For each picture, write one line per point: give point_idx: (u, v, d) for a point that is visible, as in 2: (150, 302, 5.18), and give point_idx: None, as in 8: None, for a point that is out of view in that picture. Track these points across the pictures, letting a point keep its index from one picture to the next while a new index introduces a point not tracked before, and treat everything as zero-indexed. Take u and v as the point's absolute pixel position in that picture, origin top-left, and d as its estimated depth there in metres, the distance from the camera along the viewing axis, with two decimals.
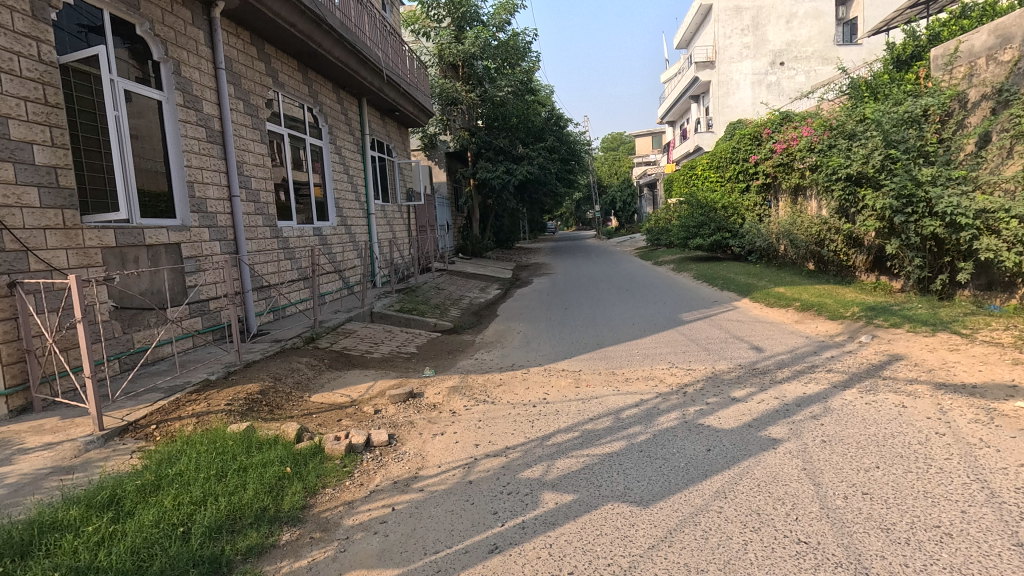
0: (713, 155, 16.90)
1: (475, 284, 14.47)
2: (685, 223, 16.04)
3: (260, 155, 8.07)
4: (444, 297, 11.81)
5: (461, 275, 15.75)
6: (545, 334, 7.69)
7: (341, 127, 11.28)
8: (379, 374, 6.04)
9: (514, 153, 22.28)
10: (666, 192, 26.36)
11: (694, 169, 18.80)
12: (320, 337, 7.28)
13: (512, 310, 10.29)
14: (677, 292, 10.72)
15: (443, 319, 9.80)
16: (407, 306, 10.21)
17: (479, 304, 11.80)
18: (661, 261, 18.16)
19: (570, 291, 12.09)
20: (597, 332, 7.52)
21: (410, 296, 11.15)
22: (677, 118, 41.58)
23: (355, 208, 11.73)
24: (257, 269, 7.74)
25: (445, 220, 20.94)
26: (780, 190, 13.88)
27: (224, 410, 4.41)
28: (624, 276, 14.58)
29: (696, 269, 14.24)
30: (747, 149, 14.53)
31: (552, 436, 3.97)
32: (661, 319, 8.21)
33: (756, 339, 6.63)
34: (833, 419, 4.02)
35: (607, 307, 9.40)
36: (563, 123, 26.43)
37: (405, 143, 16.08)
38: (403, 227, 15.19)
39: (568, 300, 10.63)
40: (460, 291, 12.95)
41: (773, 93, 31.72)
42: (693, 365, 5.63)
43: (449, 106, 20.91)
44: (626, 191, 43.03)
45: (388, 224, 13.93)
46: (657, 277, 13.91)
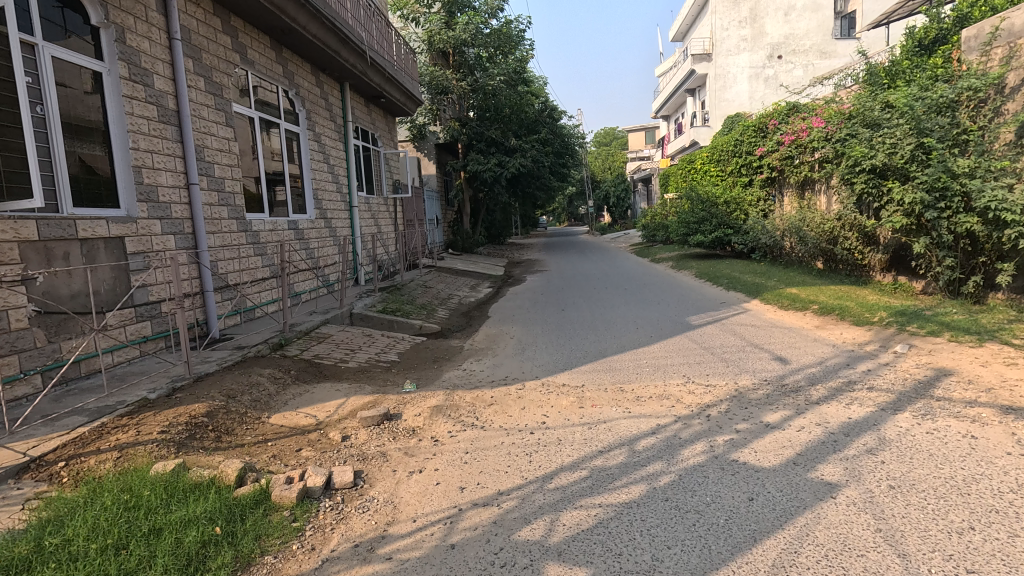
0: (714, 148, 16.23)
1: (465, 282, 13.69)
2: (685, 218, 15.36)
3: (225, 139, 7.25)
4: (431, 296, 11.03)
5: (451, 272, 14.95)
6: (541, 339, 6.96)
7: (320, 112, 10.44)
8: (352, 389, 5.27)
9: (506, 145, 21.45)
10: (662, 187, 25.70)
11: (694, 163, 18.11)
12: (289, 343, 6.49)
13: (504, 311, 9.56)
14: (682, 293, 10.02)
15: (429, 321, 9.02)
16: (391, 306, 9.42)
17: (469, 304, 11.03)
18: (659, 258, 17.48)
19: (566, 291, 11.36)
20: (599, 338, 6.79)
21: (394, 296, 10.36)
22: (672, 112, 40.90)
23: (335, 200, 10.91)
24: (220, 266, 6.92)
25: (434, 213, 20.12)
26: (786, 184, 13.24)
27: (156, 440, 3.63)
28: (622, 275, 13.88)
29: (697, 267, 13.56)
30: (752, 142, 13.86)
31: (554, 477, 3.24)
32: (667, 324, 7.49)
33: (777, 347, 5.94)
34: (894, 454, 3.32)
35: (607, 309, 8.67)
36: (556, 115, 25.66)
37: (391, 132, 15.23)
38: (389, 221, 14.38)
39: (564, 301, 9.90)
40: (449, 290, 12.16)
41: (771, 87, 31.13)
42: (711, 380, 4.92)
43: (438, 95, 20.06)
44: (620, 186, 42.33)
45: (372, 218, 13.10)
46: (656, 275, 13.22)
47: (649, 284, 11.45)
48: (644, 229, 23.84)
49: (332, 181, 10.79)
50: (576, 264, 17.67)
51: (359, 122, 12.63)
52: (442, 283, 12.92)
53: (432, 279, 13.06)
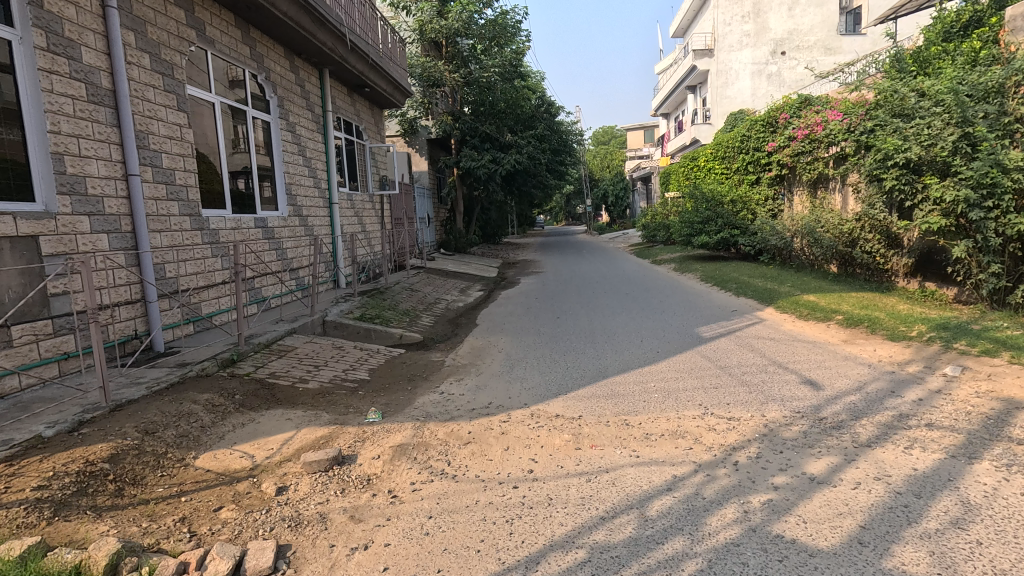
0: (719, 144, 15.47)
1: (454, 285, 12.86)
2: (689, 218, 14.55)
3: (177, 125, 6.40)
4: (416, 301, 10.19)
5: (441, 274, 14.12)
6: (534, 354, 6.15)
7: (295, 100, 9.60)
8: (306, 418, 4.44)
9: (501, 140, 20.60)
10: (663, 186, 24.92)
11: (698, 159, 17.30)
12: (244, 359, 5.66)
13: (495, 318, 8.75)
14: (689, 300, 9.20)
15: (410, 330, 8.20)
16: (370, 313, 8.59)
17: (458, 309, 10.21)
18: (660, 260, 16.69)
19: (562, 296, 10.55)
20: (599, 354, 5.98)
21: (375, 301, 9.53)
22: (672, 109, 40.15)
23: (312, 196, 10.06)
24: (167, 270, 6.07)
25: (425, 212, 19.27)
26: (797, 182, 12.48)
27: (26, 501, 2.79)
28: (622, 277, 13.09)
29: (702, 270, 12.78)
30: (761, 137, 13.05)
31: (542, 563, 2.43)
32: (674, 336, 6.68)
33: (804, 368, 5.14)
34: (990, 530, 2.51)
35: (608, 318, 7.86)
36: (554, 111, 24.85)
37: (378, 125, 14.38)
38: (375, 219, 13.55)
39: (561, 308, 9.08)
40: (437, 294, 11.33)
41: (774, 84, 30.36)
42: (732, 411, 4.11)
43: (430, 88, 19.21)
44: (618, 185, 41.52)
45: (355, 215, 12.26)
46: (658, 278, 12.43)
47: (652, 289, 10.65)
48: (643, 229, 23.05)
49: (309, 175, 9.94)
50: (573, 265, 16.87)
51: (341, 112, 11.78)
52: (430, 285, 12.10)
53: (419, 282, 12.24)
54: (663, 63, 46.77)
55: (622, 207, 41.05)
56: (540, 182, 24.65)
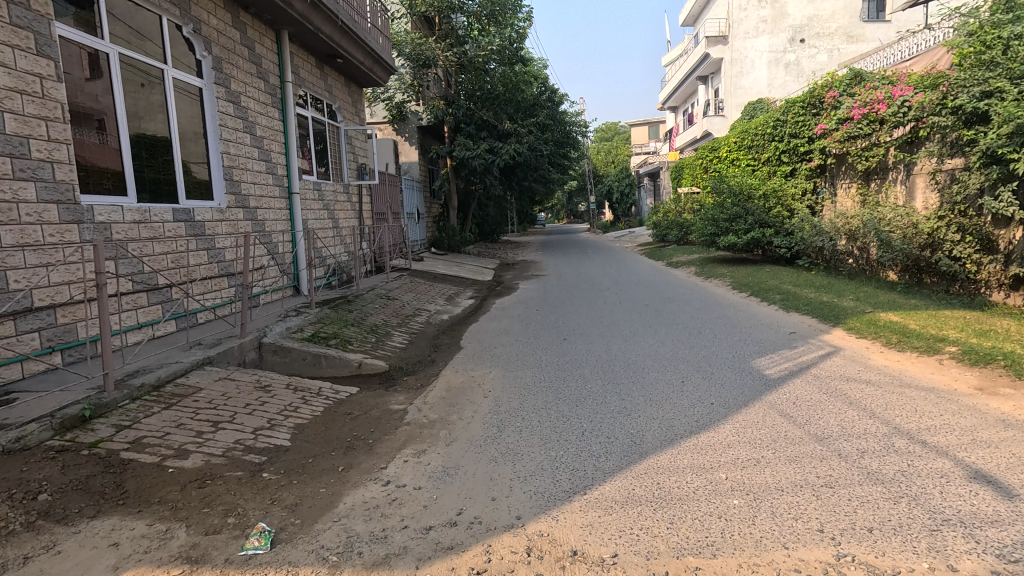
0: (746, 131, 13.71)
1: (441, 291, 11.07)
2: (713, 216, 12.71)
3: (36, 74, 4.56)
4: (390, 313, 8.40)
5: (426, 278, 12.32)
6: (536, 403, 4.35)
7: (241, 63, 7.77)
8: (144, 543, 2.60)
9: (499, 129, 18.57)
10: (676, 181, 23.09)
11: (720, 149, 15.46)
12: (104, 413, 3.83)
13: (487, 339, 6.96)
14: (728, 316, 7.40)
15: (374, 354, 6.38)
16: (325, 332, 6.79)
17: (441, 323, 8.40)
18: (676, 262, 14.88)
19: (570, 307, 8.76)
20: (628, 404, 4.19)
21: (337, 313, 7.74)
22: (680, 102, 38.36)
23: (263, 183, 8.23)
24: (10, 279, 4.26)
25: (414, 206, 17.46)
26: (843, 173, 10.72)
27: None
28: (638, 283, 11.29)
29: (731, 275, 10.95)
30: (802, 121, 11.20)
31: None
32: (726, 373, 4.87)
33: (953, 444, 3.31)
34: None
35: (632, 343, 6.07)
36: (557, 99, 23.03)
37: (357, 105, 12.53)
38: (350, 214, 11.73)
39: (569, 326, 7.30)
40: (419, 302, 9.52)
41: (792, 74, 28.48)
42: (891, 556, 2.28)
43: (421, 69, 17.37)
44: (624, 182, 39.45)
45: (323, 208, 10.45)
46: (682, 285, 10.63)
47: (676, 299, 8.86)
48: (654, 227, 21.20)
49: (258, 158, 8.10)
50: (578, 268, 15.08)
51: (306, 86, 9.94)
52: (412, 292, 10.30)
53: (399, 288, 10.44)
54: (671, 54, 44.85)
55: (628, 205, 39.16)
56: (541, 175, 22.75)
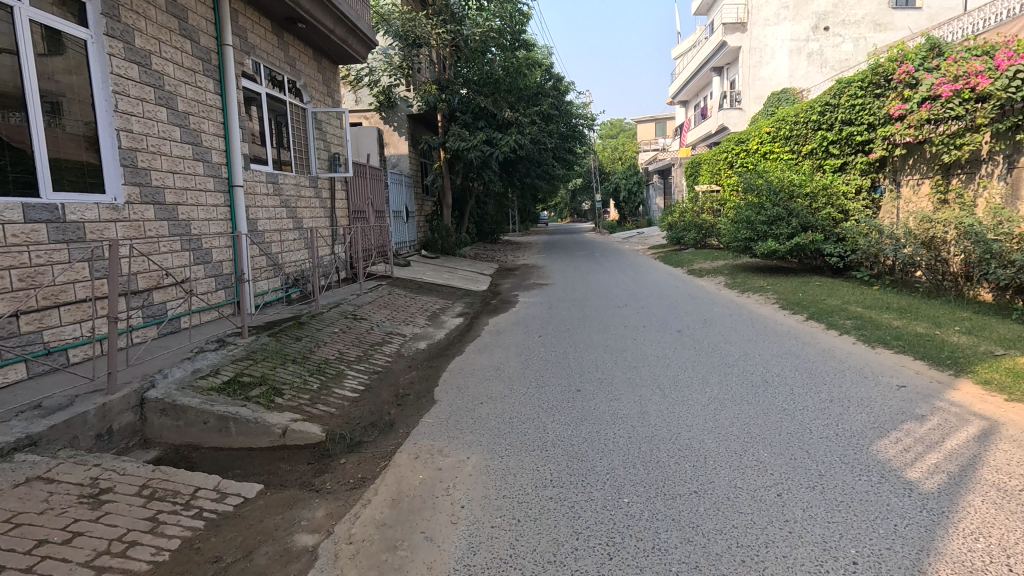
0: (783, 118, 11.87)
1: (424, 305, 9.23)
2: (748, 217, 10.83)
3: None
4: (350, 341, 6.56)
5: (409, 287, 10.50)
6: (541, 549, 2.52)
7: (154, 14, 5.91)
8: None
9: (499, 117, 16.69)
10: (692, 178, 21.22)
11: (753, 140, 13.53)
12: None
13: (472, 385, 5.13)
14: (794, 354, 5.57)
15: (307, 411, 4.54)
16: (249, 374, 4.99)
17: (415, 352, 6.60)
18: (698, 270, 13.05)
19: (584, 333, 6.93)
20: (703, 560, 2.38)
21: (277, 344, 5.91)
22: (692, 96, 36.37)
23: (188, 173, 6.40)
24: None
25: (402, 203, 15.63)
26: (914, 167, 8.91)
27: None
28: (661, 297, 9.46)
29: (774, 291, 9.10)
30: (861, 104, 9.32)
31: None
32: (846, 478, 3.02)
33: None
34: None
35: (676, 405, 4.26)
36: (562, 87, 21.17)
37: (329, 84, 10.68)
38: (318, 212, 9.94)
39: (583, 366, 5.48)
40: (393, 323, 7.69)
41: (815, 64, 26.54)
42: None
43: (410, 49, 15.45)
44: (631, 179, 36.98)
45: (280, 205, 8.63)
46: (715, 302, 8.80)
47: (716, 326, 7.04)
48: (669, 229, 19.28)
49: (179, 139, 6.26)
50: (588, 276, 13.22)
51: (256, 54, 8.08)
52: (385, 308, 8.46)
53: (372, 303, 8.62)
54: (682, 46, 42.82)
55: (635, 204, 36.94)
56: (544, 170, 20.83)
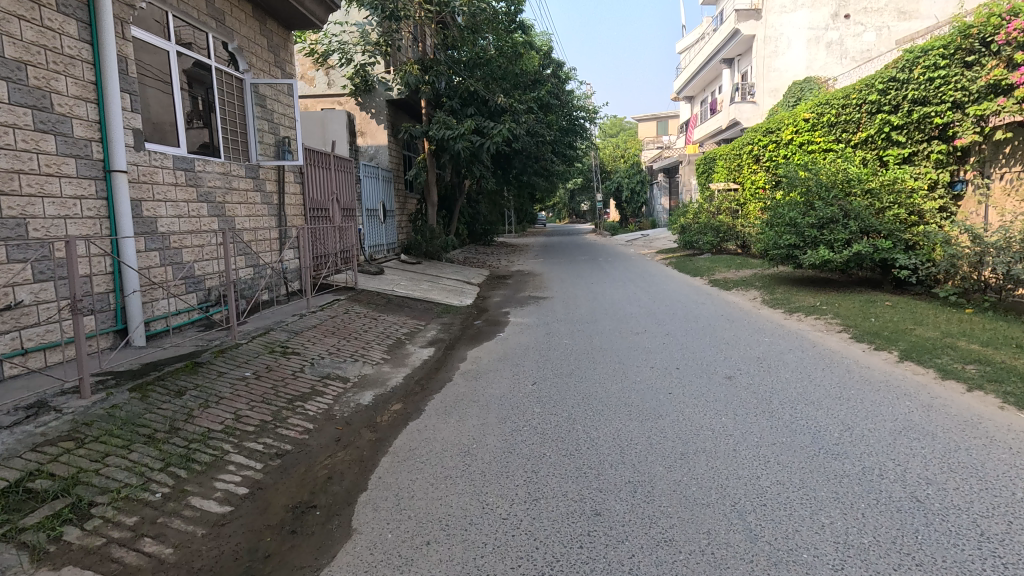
0: (828, 103, 9.97)
1: (387, 328, 7.23)
2: (792, 219, 8.85)
3: None
4: (258, 395, 4.52)
5: (373, 304, 8.48)
6: None
7: None
8: None
9: (491, 104, 14.74)
10: (704, 176, 19.33)
11: (788, 131, 11.62)
12: None
13: (421, 490, 3.15)
14: (927, 433, 3.60)
15: (114, 565, 2.51)
16: (44, 476, 2.98)
17: (354, 408, 4.61)
18: (721, 282, 11.12)
19: (597, 381, 4.95)
20: None
21: (133, 410, 3.89)
22: (699, 91, 34.48)
23: (23, 149, 4.42)
24: None
25: (378, 200, 13.65)
26: (1014, 156, 7.01)
27: None
28: (688, 320, 7.51)
29: (832, 314, 7.16)
30: (942, 77, 7.42)
31: None
32: None
33: None
34: None
35: (786, 571, 2.29)
36: (561, 73, 19.32)
37: (277, 51, 8.66)
38: (257, 208, 7.96)
39: (600, 453, 3.49)
40: (334, 359, 5.68)
41: (834, 55, 24.68)
42: None
43: (389, 25, 13.23)
44: (633, 178, 35.09)
45: (197, 199, 6.61)
46: (761, 328, 6.86)
47: (778, 371, 5.07)
48: (681, 232, 17.32)
49: (3, 98, 4.25)
50: (592, 286, 11.25)
51: None
52: (331, 335, 6.45)
53: (315, 328, 6.61)
54: (687, 39, 40.95)
55: (638, 204, 35.05)
56: (542, 166, 18.83)
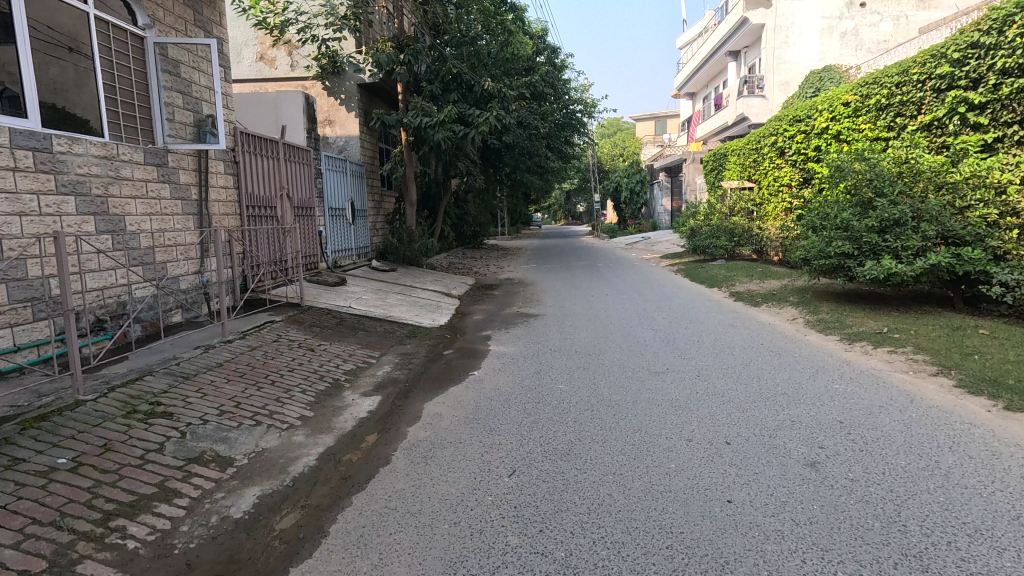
0: (882, 85, 8.29)
1: (324, 365, 5.47)
2: (843, 221, 7.03)
3: None
4: (52, 506, 2.73)
5: (318, 327, 6.72)
6: None
7: None
8: None
9: (477, 89, 13.00)
10: (715, 174, 17.64)
11: (824, 118, 9.87)
12: None
13: None
14: None
15: None
16: None
17: (219, 524, 2.83)
18: (745, 296, 9.41)
19: (608, 474, 3.18)
20: None
21: None
22: (700, 87, 32.91)
23: None
24: None
25: (345, 198, 11.91)
26: None
27: None
28: (721, 354, 5.76)
29: (909, 346, 5.45)
30: None
31: None
32: None
33: None
34: None
35: None
36: (556, 62, 17.68)
37: (197, 7, 6.91)
38: (165, 205, 6.20)
39: None
40: (225, 422, 3.90)
41: (849, 46, 23.00)
42: None
43: None
44: (633, 178, 33.46)
45: (57, 191, 4.86)
46: (821, 369, 5.14)
47: (884, 452, 3.32)
48: (690, 236, 15.58)
49: None
50: (593, 300, 9.48)
51: None
52: (236, 380, 4.68)
53: (218, 368, 4.84)
54: (689, 34, 39.43)
55: (637, 205, 33.41)
56: (534, 162, 17.07)
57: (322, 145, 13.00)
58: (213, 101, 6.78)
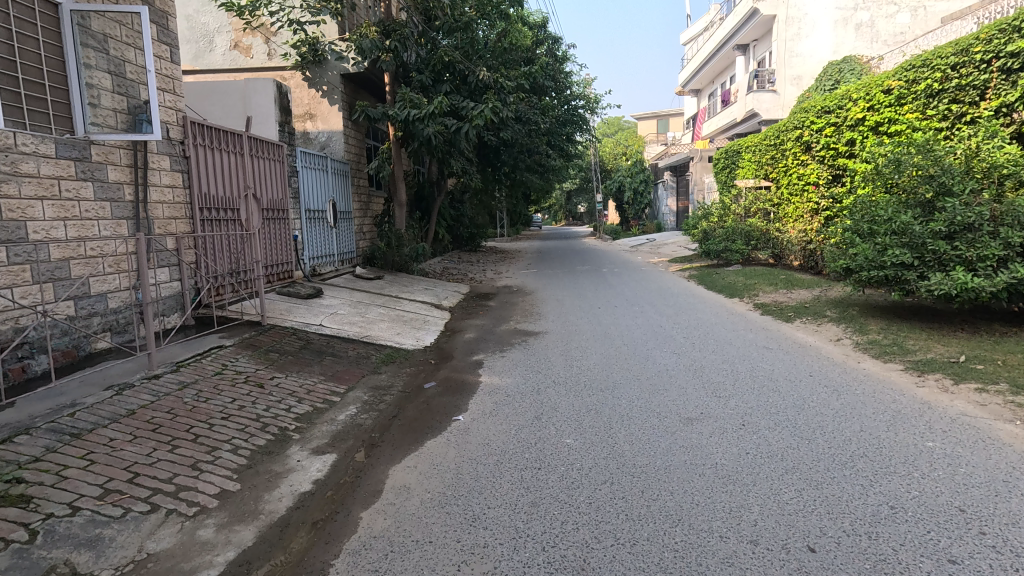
0: (936, 68, 7.21)
1: (271, 407, 4.38)
2: (902, 225, 5.94)
3: None
4: None
5: (276, 353, 5.64)
6: None
7: None
8: None
9: (471, 79, 11.92)
10: (726, 172, 16.55)
11: (860, 107, 8.75)
12: None
13: None
14: None
15: None
16: None
17: None
18: (772, 308, 8.33)
19: None
20: None
21: None
22: (705, 84, 31.85)
23: None
24: None
25: (326, 198, 10.82)
26: None
27: None
28: (764, 390, 4.67)
29: (1001, 385, 4.36)
30: None
31: None
32: None
33: None
34: None
35: None
36: (557, 53, 16.61)
37: None
38: (87, 207, 5.14)
39: None
40: (104, 509, 2.81)
41: (864, 39, 21.88)
42: None
43: None
44: (636, 177, 32.40)
45: None
46: (897, 413, 4.05)
47: None
48: (702, 238, 14.49)
49: None
50: (600, 313, 8.38)
51: None
52: (144, 438, 3.57)
53: (126, 419, 3.75)
54: (692, 30, 38.33)
55: (641, 206, 32.35)
56: (534, 160, 15.99)
57: (303, 140, 11.91)
58: (146, 83, 5.65)
